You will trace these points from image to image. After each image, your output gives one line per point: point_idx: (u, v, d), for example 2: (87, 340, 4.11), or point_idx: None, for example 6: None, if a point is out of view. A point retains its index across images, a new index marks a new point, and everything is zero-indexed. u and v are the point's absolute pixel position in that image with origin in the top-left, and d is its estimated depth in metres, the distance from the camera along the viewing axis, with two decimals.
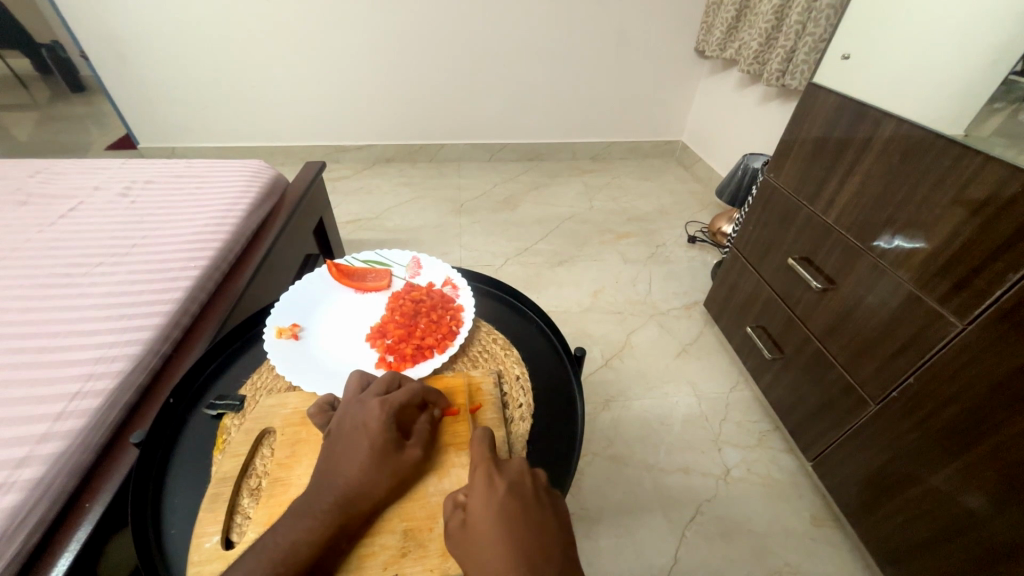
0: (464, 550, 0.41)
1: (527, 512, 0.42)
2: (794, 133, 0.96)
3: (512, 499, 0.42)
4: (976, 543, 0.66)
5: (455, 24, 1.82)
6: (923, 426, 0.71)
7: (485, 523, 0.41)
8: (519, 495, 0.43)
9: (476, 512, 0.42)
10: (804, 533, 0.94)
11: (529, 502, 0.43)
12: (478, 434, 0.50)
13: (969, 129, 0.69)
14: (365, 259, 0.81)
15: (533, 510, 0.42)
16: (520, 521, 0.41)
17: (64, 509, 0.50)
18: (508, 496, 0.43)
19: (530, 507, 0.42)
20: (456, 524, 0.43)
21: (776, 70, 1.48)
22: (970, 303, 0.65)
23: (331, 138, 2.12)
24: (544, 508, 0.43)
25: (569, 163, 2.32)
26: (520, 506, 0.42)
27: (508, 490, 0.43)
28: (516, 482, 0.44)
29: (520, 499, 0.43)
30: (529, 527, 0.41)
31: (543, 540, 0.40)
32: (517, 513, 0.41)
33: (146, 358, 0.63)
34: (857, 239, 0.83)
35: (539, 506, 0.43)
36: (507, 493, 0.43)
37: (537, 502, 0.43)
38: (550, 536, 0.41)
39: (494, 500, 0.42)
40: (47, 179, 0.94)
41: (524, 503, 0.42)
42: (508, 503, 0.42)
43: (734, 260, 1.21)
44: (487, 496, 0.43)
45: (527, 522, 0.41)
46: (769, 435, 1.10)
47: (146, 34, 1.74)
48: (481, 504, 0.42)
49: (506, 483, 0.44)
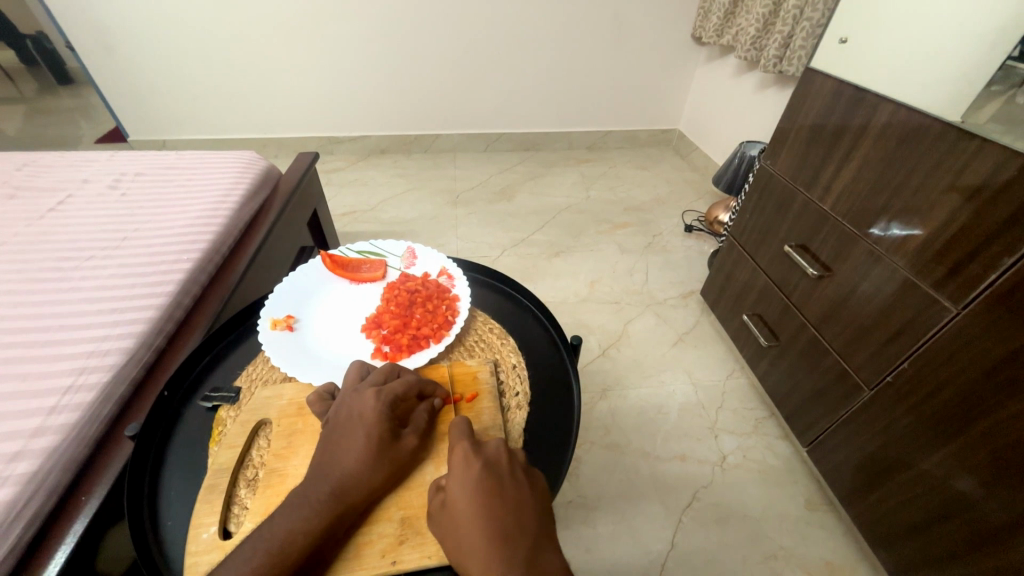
0: (445, 529, 0.42)
1: (503, 492, 0.42)
2: (791, 119, 0.95)
3: (487, 479, 0.43)
4: (967, 523, 0.67)
5: (449, 12, 1.79)
6: (916, 410, 0.72)
7: (462, 504, 0.42)
8: (495, 475, 0.43)
9: (454, 493, 0.43)
10: (797, 518, 0.95)
11: (505, 481, 0.43)
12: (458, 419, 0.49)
13: (966, 114, 0.69)
14: (358, 250, 0.80)
15: (509, 489, 0.43)
16: (497, 501, 0.41)
17: (59, 503, 0.50)
18: (484, 474, 0.43)
19: (508, 485, 0.43)
20: (437, 504, 0.44)
21: (773, 55, 1.46)
22: (964, 288, 0.65)
23: (325, 129, 2.10)
24: (520, 487, 0.43)
25: (565, 152, 2.30)
26: (497, 485, 0.42)
27: (484, 470, 0.43)
28: (492, 461, 0.45)
29: (498, 479, 0.43)
30: (507, 507, 0.41)
31: (520, 519, 0.41)
32: (494, 493, 0.42)
33: (140, 351, 0.62)
34: (853, 226, 0.83)
35: (516, 484, 0.43)
36: (483, 473, 0.43)
37: (513, 480, 0.44)
38: (527, 514, 0.41)
39: (470, 481, 0.43)
40: (35, 172, 0.93)
41: (500, 482, 0.43)
42: (484, 483, 0.42)
43: (730, 248, 1.20)
44: (462, 477, 0.43)
45: (505, 503, 0.41)
46: (764, 422, 1.11)
47: (132, 24, 1.70)
48: (457, 484, 0.43)
49: (482, 463, 0.44)
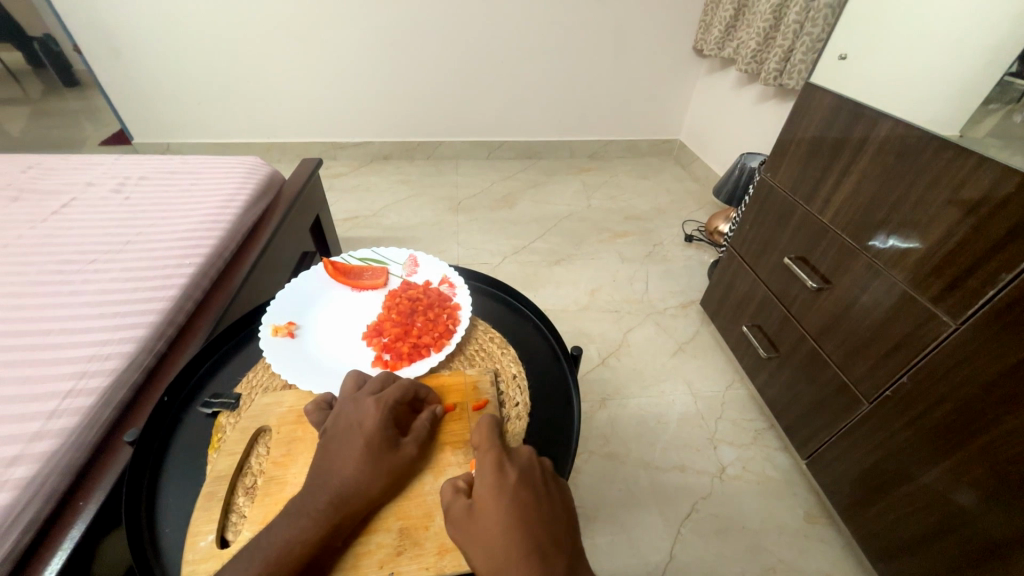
0: (469, 535, 0.41)
1: (536, 502, 0.43)
2: (791, 132, 0.96)
3: (522, 489, 0.43)
4: (968, 539, 0.67)
5: (454, 21, 1.81)
6: (916, 424, 0.72)
7: (494, 510, 0.41)
8: (528, 484, 0.44)
9: (484, 499, 0.42)
10: (797, 530, 0.94)
11: (539, 491, 0.44)
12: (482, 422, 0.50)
13: (964, 130, 0.70)
14: (361, 257, 0.80)
15: (543, 499, 0.43)
16: (532, 509, 0.42)
17: (57, 508, 0.50)
18: (518, 483, 0.43)
19: (540, 496, 0.43)
20: (462, 510, 0.43)
21: (774, 69, 1.48)
22: (963, 303, 0.65)
23: (328, 134, 2.11)
24: (551, 499, 0.44)
25: (567, 161, 2.32)
26: (531, 495, 0.43)
27: (518, 478, 0.43)
28: (524, 470, 0.45)
29: (531, 489, 0.43)
30: (540, 517, 0.42)
31: (553, 530, 0.41)
32: (529, 502, 0.42)
33: (140, 356, 0.62)
34: (853, 239, 0.83)
35: (547, 496, 0.44)
36: (517, 482, 0.43)
37: (545, 491, 0.44)
38: (559, 526, 0.42)
39: (503, 488, 0.43)
40: (39, 174, 0.93)
41: (533, 492, 0.43)
42: (518, 492, 0.42)
43: (731, 259, 1.21)
44: (495, 483, 0.43)
45: (538, 514, 0.42)
46: (763, 433, 1.11)
47: (139, 28, 1.72)
48: (490, 490, 0.42)
49: (516, 472, 0.44)
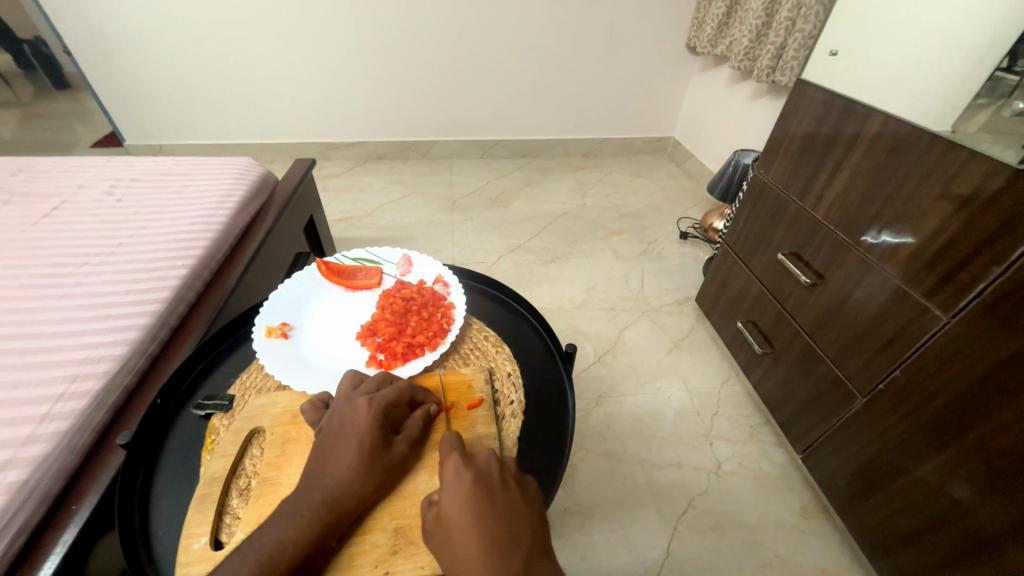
0: (439, 543, 0.42)
1: (494, 503, 0.42)
2: (784, 129, 0.97)
3: (479, 492, 0.43)
4: (961, 531, 0.67)
5: (447, 20, 1.81)
6: (909, 417, 0.72)
7: (456, 516, 0.42)
8: (485, 486, 0.43)
9: (446, 506, 0.43)
10: (793, 525, 0.95)
11: (497, 492, 0.43)
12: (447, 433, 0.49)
13: (955, 126, 0.70)
14: (354, 257, 0.80)
15: (502, 499, 0.43)
16: (489, 511, 0.42)
17: (49, 513, 0.49)
18: (474, 487, 0.43)
19: (498, 497, 0.43)
20: (432, 519, 0.44)
21: (766, 66, 1.49)
22: (955, 297, 0.66)
23: (321, 134, 2.10)
24: (512, 495, 0.43)
25: (562, 159, 2.31)
26: (488, 497, 0.42)
27: (474, 481, 0.43)
28: (483, 471, 0.45)
29: (489, 489, 0.43)
30: (497, 518, 0.41)
31: (513, 528, 0.41)
32: (487, 503, 0.42)
33: (133, 359, 0.62)
34: (845, 235, 0.84)
35: (507, 494, 0.43)
36: (475, 485, 0.43)
37: (505, 491, 0.44)
38: (520, 524, 0.42)
39: (461, 493, 0.43)
40: (30, 177, 0.92)
41: (490, 494, 0.43)
42: (476, 495, 0.42)
43: (725, 255, 1.21)
44: (454, 490, 0.43)
45: (496, 514, 0.41)
46: (759, 429, 1.11)
47: (131, 30, 1.71)
48: (448, 497, 0.43)
49: (473, 475, 0.44)
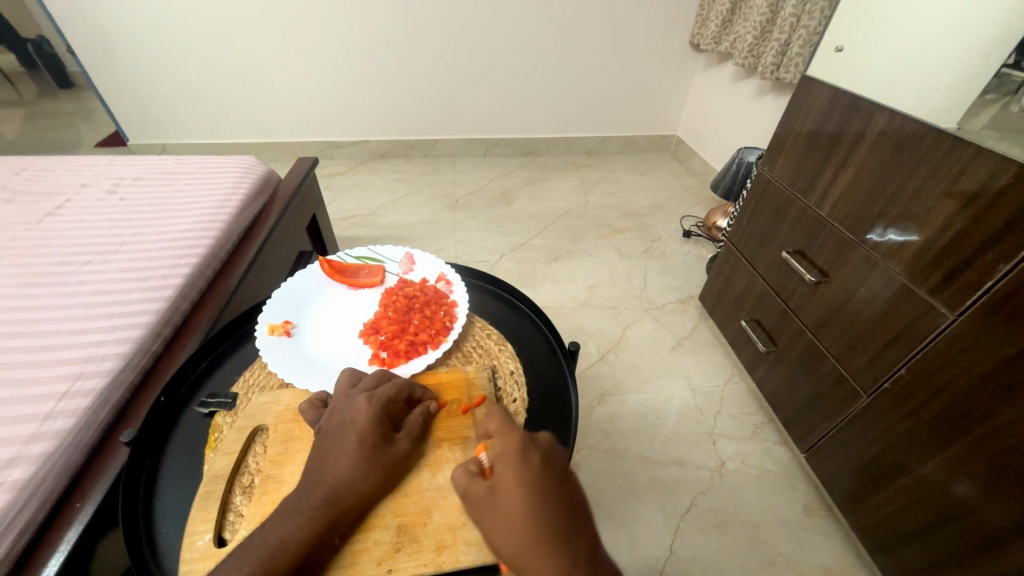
0: (490, 515, 0.42)
1: (558, 488, 0.44)
2: (788, 126, 0.96)
3: (545, 473, 0.44)
4: (968, 530, 0.66)
5: (450, 18, 1.81)
6: (914, 416, 0.72)
7: (517, 492, 0.42)
8: (549, 470, 0.44)
9: (507, 480, 0.43)
10: (797, 523, 0.94)
11: (560, 479, 0.44)
12: (496, 411, 0.49)
13: (961, 123, 0.69)
14: (357, 255, 0.80)
15: (563, 486, 0.44)
16: (554, 495, 0.43)
17: (55, 508, 0.50)
18: (541, 468, 0.44)
19: (561, 484, 0.44)
20: (485, 489, 0.43)
21: (770, 63, 1.48)
22: (961, 294, 0.65)
23: (324, 133, 2.10)
24: (570, 487, 0.45)
25: (564, 158, 2.31)
26: (552, 480, 0.44)
27: (540, 463, 0.44)
28: (546, 455, 0.46)
29: (552, 471, 0.44)
30: (558, 502, 0.42)
31: (572, 515, 0.43)
32: (550, 488, 0.43)
33: (137, 356, 0.62)
34: (851, 232, 0.83)
35: (566, 483, 0.45)
36: (541, 466, 0.44)
37: (564, 479, 0.45)
38: (578, 514, 0.43)
39: (526, 470, 0.43)
40: (34, 176, 0.93)
41: (556, 479, 0.44)
42: (541, 477, 0.43)
43: (729, 254, 1.20)
44: (519, 466, 0.44)
45: (558, 498, 0.43)
46: (763, 427, 1.11)
47: (134, 30, 1.72)
48: (512, 471, 0.43)
49: (539, 456, 0.45)
